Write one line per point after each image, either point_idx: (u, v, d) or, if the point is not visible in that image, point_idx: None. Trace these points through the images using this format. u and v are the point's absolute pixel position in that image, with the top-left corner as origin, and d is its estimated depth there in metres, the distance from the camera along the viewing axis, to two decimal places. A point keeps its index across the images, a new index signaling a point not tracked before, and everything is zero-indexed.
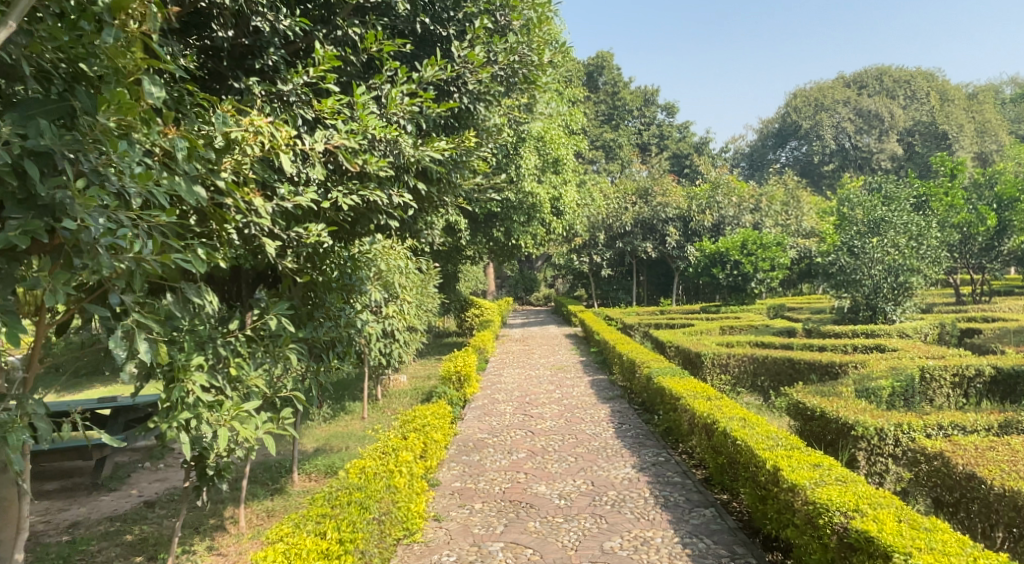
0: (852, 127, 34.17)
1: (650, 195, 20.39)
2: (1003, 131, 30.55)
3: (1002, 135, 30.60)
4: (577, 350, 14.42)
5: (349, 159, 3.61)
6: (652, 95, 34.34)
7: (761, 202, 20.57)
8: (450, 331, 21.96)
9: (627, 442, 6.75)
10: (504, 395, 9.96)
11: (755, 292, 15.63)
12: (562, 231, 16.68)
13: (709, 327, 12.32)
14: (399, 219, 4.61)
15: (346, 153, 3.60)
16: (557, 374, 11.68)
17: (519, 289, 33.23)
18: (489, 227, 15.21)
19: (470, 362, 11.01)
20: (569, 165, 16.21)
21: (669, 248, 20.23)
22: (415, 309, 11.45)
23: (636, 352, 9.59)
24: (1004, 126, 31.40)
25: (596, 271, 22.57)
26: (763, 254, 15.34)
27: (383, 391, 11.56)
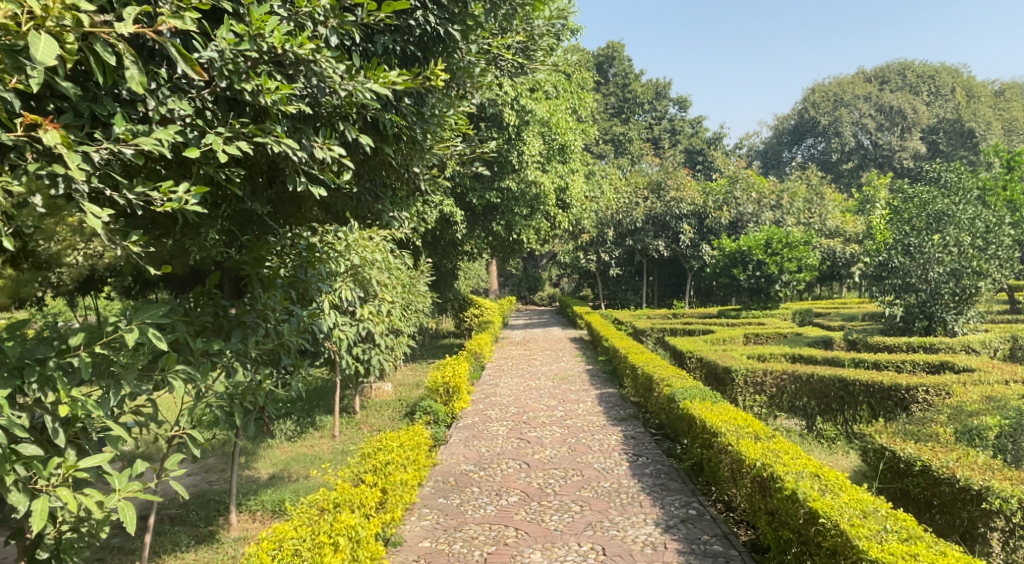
0: (873, 123, 32.81)
1: (664, 189, 19.02)
2: None
3: None
4: (583, 357, 13.07)
5: (188, 61, 2.33)
6: (664, 87, 32.93)
7: (782, 199, 19.18)
8: (447, 333, 20.60)
9: (646, 483, 5.38)
10: (498, 411, 8.59)
11: (779, 296, 14.24)
12: (568, 225, 15.30)
13: (732, 334, 10.94)
14: (337, 184, 3.30)
15: (183, 50, 2.29)
16: (560, 385, 10.32)
17: (522, 289, 31.81)
18: (487, 220, 13.88)
19: (461, 371, 9.66)
20: (577, 152, 14.79)
21: (682, 247, 18.86)
22: (400, 311, 10.11)
23: (653, 364, 8.22)
24: None
25: (604, 270, 21.19)
26: (789, 254, 13.95)
27: (363, 402, 10.23)
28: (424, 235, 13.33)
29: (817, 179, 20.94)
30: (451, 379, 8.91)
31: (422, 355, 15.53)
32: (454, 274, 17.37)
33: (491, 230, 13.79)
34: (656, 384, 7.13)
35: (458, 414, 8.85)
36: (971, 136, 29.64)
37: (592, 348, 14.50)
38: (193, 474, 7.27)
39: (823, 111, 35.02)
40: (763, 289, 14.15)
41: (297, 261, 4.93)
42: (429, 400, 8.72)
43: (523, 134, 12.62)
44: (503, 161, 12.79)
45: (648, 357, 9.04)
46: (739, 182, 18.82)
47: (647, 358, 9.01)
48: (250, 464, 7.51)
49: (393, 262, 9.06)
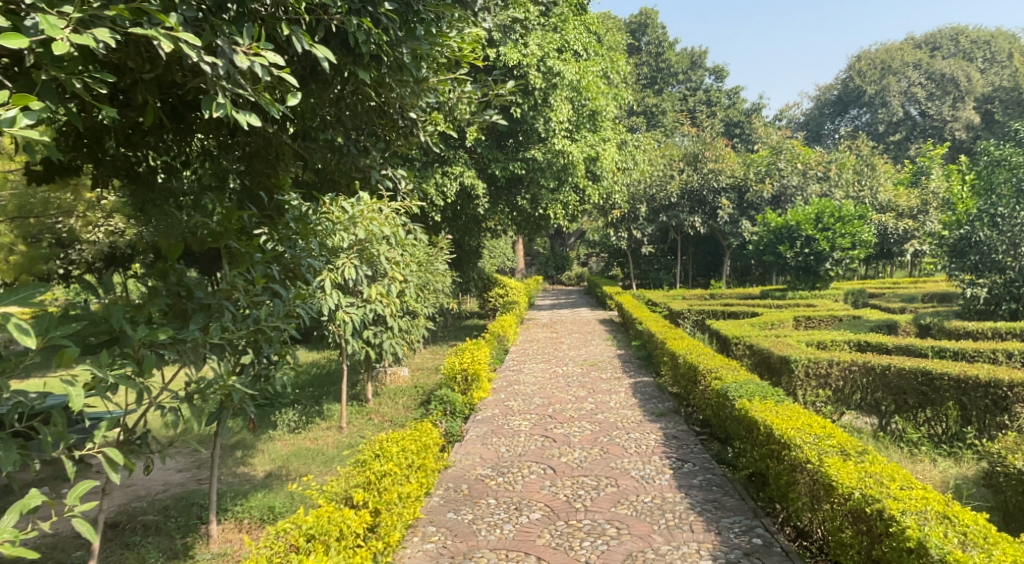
0: (923, 92, 31.60)
1: (701, 161, 17.92)
2: None
3: None
4: (614, 341, 12.17)
5: None
6: (699, 57, 31.95)
7: (830, 171, 17.96)
8: (470, 313, 19.77)
9: (697, 497, 4.51)
10: (521, 402, 7.75)
11: (829, 275, 13.16)
12: (599, 199, 14.32)
13: (780, 316, 9.96)
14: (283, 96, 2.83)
15: None
16: (589, 372, 9.44)
17: (549, 268, 30.83)
18: (512, 193, 12.99)
19: (481, 356, 8.81)
20: (608, 120, 13.73)
21: (720, 223, 17.82)
22: (416, 290, 9.31)
23: (695, 351, 7.30)
24: None
25: (636, 247, 20.17)
26: (842, 229, 12.85)
27: (376, 390, 9.43)
28: (445, 210, 12.49)
29: (867, 150, 19.61)
30: (470, 364, 8.11)
31: (443, 337, 14.72)
32: (477, 252, 16.50)
33: (516, 205, 12.89)
34: (703, 375, 6.20)
35: (477, 405, 8.01)
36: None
37: (624, 330, 13.61)
38: (181, 471, 6.52)
39: (868, 80, 33.88)
40: (812, 267, 13.07)
41: (285, 232, 4.24)
42: (445, 388, 7.94)
43: (550, 100, 11.69)
44: (529, 129, 11.88)
45: (690, 343, 8.12)
46: (784, 152, 17.85)
47: (689, 344, 8.09)
48: (247, 459, 6.74)
49: (407, 237, 8.26)
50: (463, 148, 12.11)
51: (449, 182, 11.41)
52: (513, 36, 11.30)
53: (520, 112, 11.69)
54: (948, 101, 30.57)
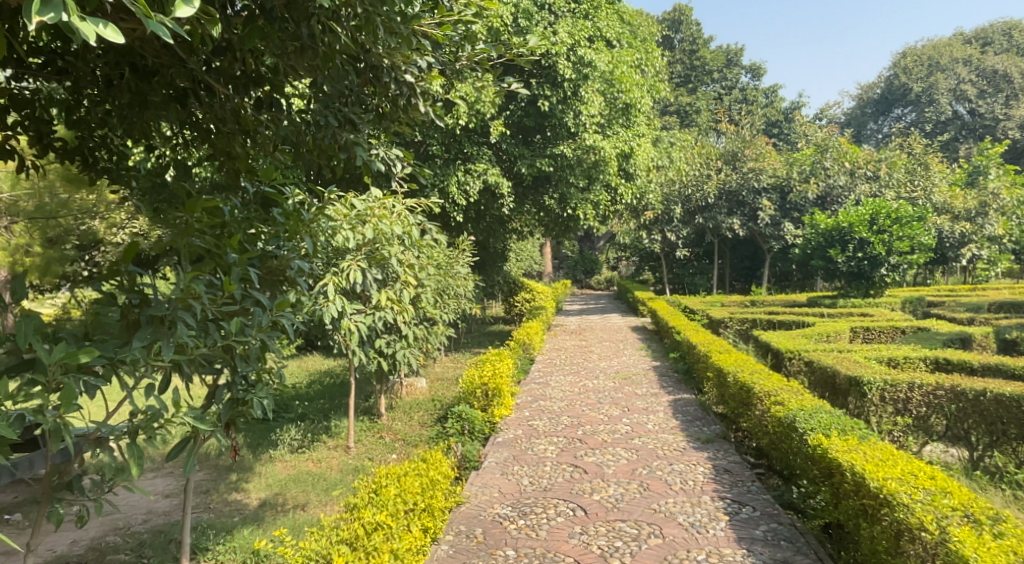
0: (973, 90, 30.37)
1: (740, 160, 17.03)
2: None
3: None
4: (649, 351, 11.33)
5: None
6: (735, 54, 31.01)
7: (879, 170, 16.95)
8: (496, 319, 18.97)
9: (765, 556, 3.69)
10: (547, 422, 6.94)
11: (884, 280, 12.22)
12: (632, 200, 13.50)
13: (835, 327, 9.06)
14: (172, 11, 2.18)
15: None
16: (623, 386, 8.61)
17: (578, 272, 29.95)
18: (540, 192, 12.21)
19: (504, 368, 7.99)
20: (643, 115, 12.92)
21: (761, 225, 16.90)
22: (434, 295, 8.58)
23: (745, 367, 6.45)
24: None
25: (670, 251, 19.27)
26: (899, 232, 11.89)
27: (388, 404, 8.66)
28: (468, 210, 11.75)
29: (919, 149, 18.54)
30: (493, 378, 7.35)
31: (466, 345, 13.94)
32: (502, 256, 15.73)
33: (543, 205, 12.12)
34: (759, 399, 5.35)
35: (498, 423, 7.21)
36: None
37: (659, 338, 12.74)
38: (164, 498, 5.76)
39: (914, 77, 32.94)
40: (864, 273, 12.13)
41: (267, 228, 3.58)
42: (464, 404, 7.18)
43: (581, 91, 10.93)
44: (558, 123, 11.14)
45: (739, 357, 7.26)
46: (830, 150, 16.94)
47: (738, 358, 7.22)
48: (240, 484, 5.98)
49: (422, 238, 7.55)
50: (488, 143, 11.39)
51: (473, 179, 10.67)
52: (542, 23, 10.59)
53: (549, 105, 10.95)
54: (1000, 99, 29.30)
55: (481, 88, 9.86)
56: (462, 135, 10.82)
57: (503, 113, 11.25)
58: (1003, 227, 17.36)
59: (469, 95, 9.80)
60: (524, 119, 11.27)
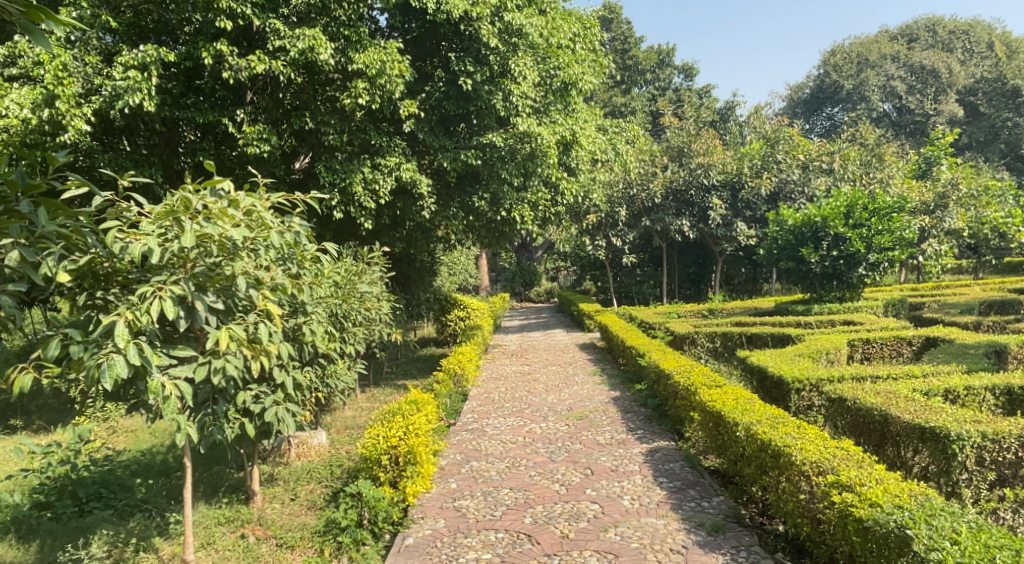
0: (903, 86, 30.24)
1: (687, 155, 15.49)
2: None
3: None
4: (604, 376, 9.48)
5: None
6: (667, 54, 29.92)
7: (835, 163, 15.72)
8: (426, 341, 16.85)
9: None
10: (480, 501, 4.89)
11: (862, 281, 10.74)
12: (574, 199, 11.70)
13: (832, 342, 7.38)
14: None
15: None
16: (578, 431, 6.68)
17: (516, 284, 27.95)
18: (466, 192, 10.24)
19: (422, 418, 5.90)
20: (583, 100, 11.16)
21: (712, 226, 15.45)
22: (325, 324, 6.45)
23: (752, 410, 4.62)
24: None
25: (616, 258, 17.55)
26: (879, 225, 10.44)
27: (270, 475, 6.45)
28: (380, 215, 9.67)
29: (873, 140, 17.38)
30: (408, 438, 5.34)
31: (387, 379, 11.75)
32: (428, 270, 13.65)
33: (471, 207, 10.14)
34: (804, 472, 3.52)
35: (413, 505, 5.15)
36: (1015, 95, 27.13)
37: (613, 359, 10.92)
38: None
39: (845, 73, 31.97)
40: (841, 274, 10.65)
41: None
42: (365, 480, 5.15)
43: (510, 66, 9.07)
44: (485, 107, 9.25)
45: (736, 390, 5.45)
46: (781, 142, 15.77)
47: (734, 392, 5.40)
48: None
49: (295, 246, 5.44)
50: (400, 133, 9.34)
51: (381, 175, 8.64)
52: None
53: (472, 84, 9.06)
54: (929, 94, 29.30)
55: (385, 59, 7.88)
56: (366, 121, 8.76)
57: (416, 95, 9.24)
58: (962, 220, 16.41)
59: (370, 67, 7.79)
60: (442, 103, 9.30)
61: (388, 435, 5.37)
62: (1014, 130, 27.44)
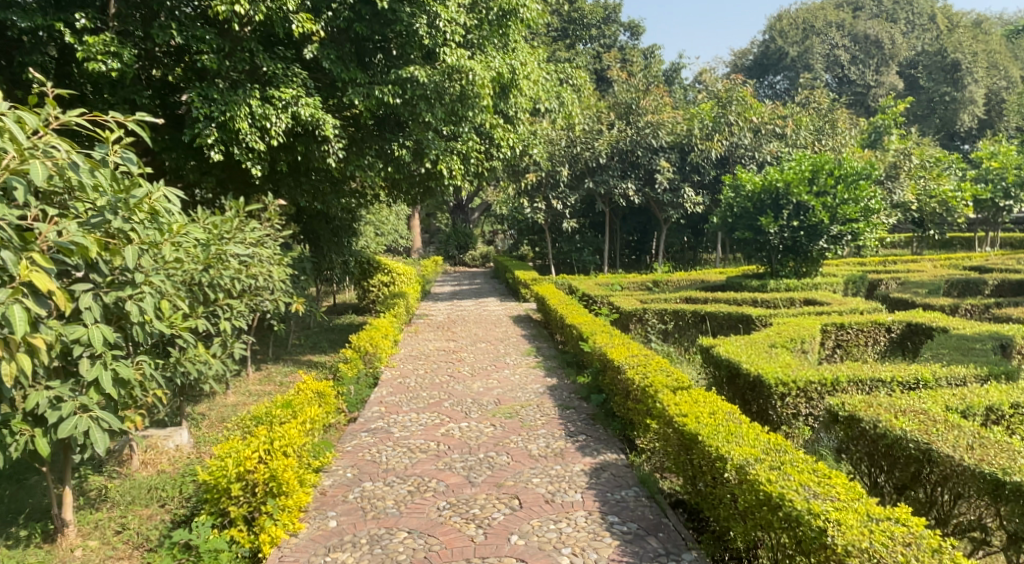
0: (847, 55, 29.25)
1: (635, 112, 14.15)
2: (1013, 67, 27.42)
3: (1012, 71, 27.47)
4: (539, 359, 8.21)
5: None
6: (613, 10, 28.41)
7: (789, 126, 14.60)
8: (346, 307, 15.27)
9: None
10: (366, 557, 3.58)
11: (823, 256, 9.56)
12: (511, 153, 10.27)
13: (805, 328, 6.19)
14: None
15: None
16: (504, 435, 5.39)
17: (449, 247, 26.31)
18: (383, 139, 8.67)
19: (301, 426, 4.49)
20: (523, 36, 9.63)
21: (658, 191, 14.28)
22: (174, 295, 4.89)
23: (741, 434, 3.49)
24: (1011, 61, 27.85)
25: (555, 223, 16.21)
26: (845, 194, 9.09)
27: (100, 494, 4.93)
28: (277, 160, 8.02)
29: (828, 104, 16.35)
30: (271, 457, 3.95)
31: (291, 355, 10.19)
32: (344, 230, 12.01)
33: (389, 157, 8.55)
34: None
35: (271, 553, 3.75)
36: (954, 69, 26.71)
37: (550, 336, 9.67)
38: None
39: (790, 40, 30.76)
40: (801, 247, 9.48)
41: None
42: (202, 523, 3.73)
43: None
44: (405, 33, 7.66)
45: (710, 396, 4.24)
46: (733, 102, 14.25)
47: (707, 399, 4.19)
48: None
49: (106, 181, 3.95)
50: (300, 61, 7.67)
51: (273, 110, 7.13)
52: None
53: (389, 2, 7.45)
54: (871, 65, 28.67)
55: None
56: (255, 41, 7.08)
57: (320, 14, 7.56)
58: (912, 193, 15.67)
59: None
60: (352, 26, 7.66)
61: (246, 451, 3.97)
62: (952, 105, 26.74)
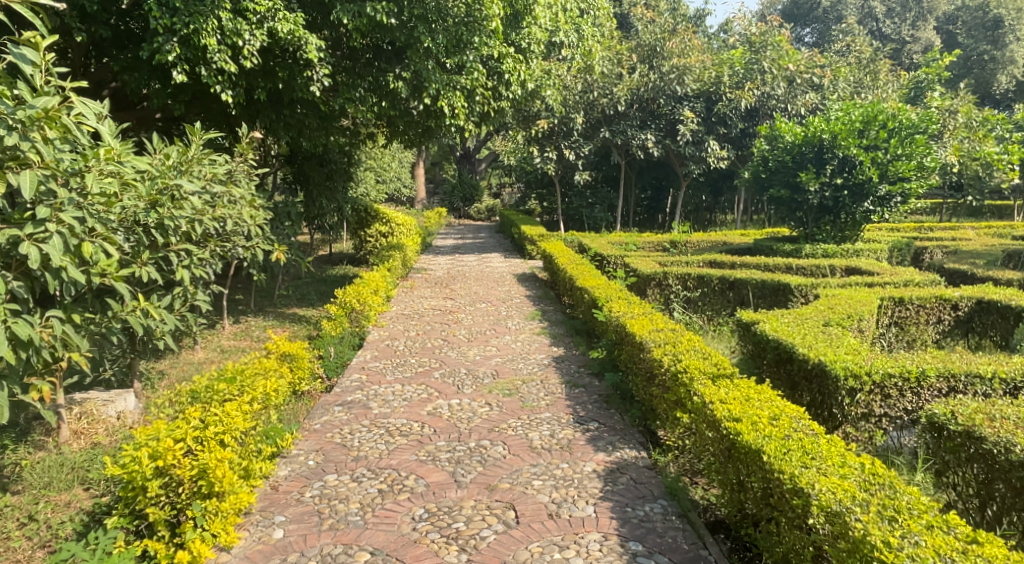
0: (882, 8, 27.58)
1: (659, 56, 12.99)
2: None
3: None
4: (544, 325, 7.34)
5: None
6: None
7: (826, 77, 13.39)
8: (341, 256, 14.38)
9: None
10: None
11: (866, 219, 8.58)
12: (522, 92, 9.22)
13: (860, 302, 5.27)
14: None
15: None
16: (501, 418, 4.54)
17: (454, 199, 25.26)
18: (377, 69, 7.65)
19: (249, 402, 3.64)
20: None
21: (680, 143, 13.21)
22: (97, 235, 4.01)
23: (819, 456, 2.68)
24: None
25: (566, 175, 15.17)
26: (901, 150, 7.96)
27: (15, 473, 4.13)
28: (253, 87, 7.04)
29: (868, 55, 15.08)
30: (202, 448, 3.13)
31: (274, 307, 9.34)
32: (342, 174, 11.06)
33: (384, 89, 7.56)
34: None
35: None
36: (996, 26, 25.10)
37: (558, 298, 8.79)
38: None
39: None
40: (841, 208, 8.51)
41: None
42: (118, 530, 2.99)
43: None
44: None
45: (764, 390, 3.35)
46: (768, 48, 13.07)
47: (761, 394, 3.31)
48: None
49: None
50: None
51: (246, 24, 6.27)
52: None
53: None
54: (908, 20, 27.00)
55: None
56: None
57: None
58: (954, 154, 14.52)
59: None
60: None
61: (172, 438, 3.15)
62: (990, 64, 25.09)
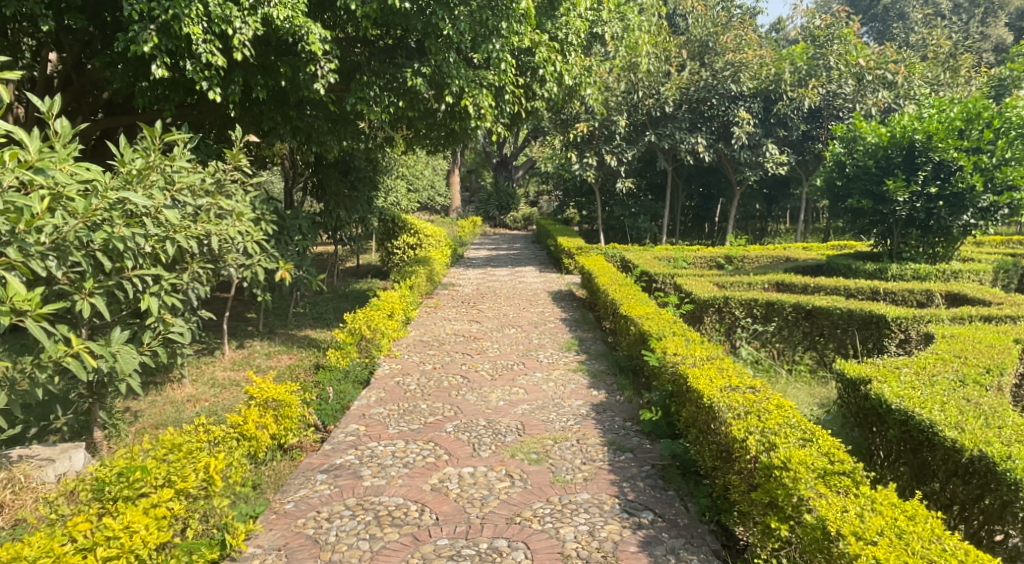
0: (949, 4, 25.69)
1: (711, 51, 12.04)
2: None
3: None
4: (584, 358, 6.26)
5: None
6: None
7: (901, 72, 11.84)
8: (367, 268, 13.52)
9: None
10: None
11: (964, 233, 7.33)
12: (560, 89, 8.17)
13: (993, 345, 4.12)
14: None
15: None
16: (525, 500, 3.49)
17: (490, 207, 24.27)
18: (393, 62, 6.69)
19: (168, 503, 2.68)
20: None
21: (735, 148, 12.06)
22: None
23: None
24: None
25: (608, 182, 14.03)
26: (1010, 152, 6.77)
27: None
28: (250, 82, 6.11)
29: (945, 50, 13.63)
30: None
31: (285, 328, 8.46)
32: (366, 183, 10.29)
33: (401, 88, 6.59)
34: None
35: None
36: None
37: (600, 324, 7.71)
38: None
39: None
40: (934, 221, 7.26)
41: None
42: None
43: None
44: None
45: (924, 516, 2.41)
46: (834, 42, 12.00)
47: (913, 522, 2.38)
48: None
49: None
50: None
51: (237, 9, 5.36)
52: None
53: None
54: (976, 16, 25.08)
55: None
56: None
57: None
58: None
59: None
60: None
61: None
62: None
